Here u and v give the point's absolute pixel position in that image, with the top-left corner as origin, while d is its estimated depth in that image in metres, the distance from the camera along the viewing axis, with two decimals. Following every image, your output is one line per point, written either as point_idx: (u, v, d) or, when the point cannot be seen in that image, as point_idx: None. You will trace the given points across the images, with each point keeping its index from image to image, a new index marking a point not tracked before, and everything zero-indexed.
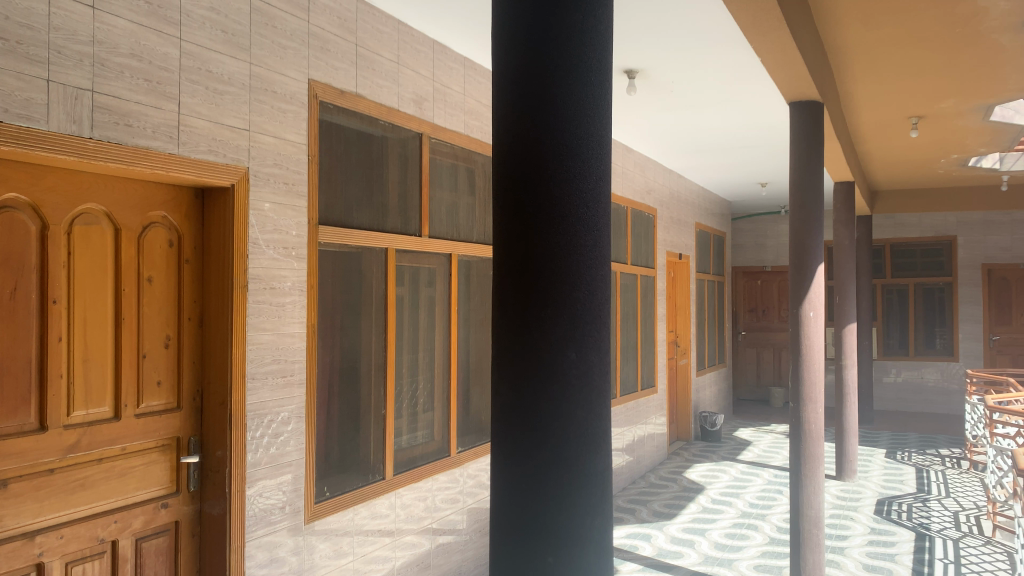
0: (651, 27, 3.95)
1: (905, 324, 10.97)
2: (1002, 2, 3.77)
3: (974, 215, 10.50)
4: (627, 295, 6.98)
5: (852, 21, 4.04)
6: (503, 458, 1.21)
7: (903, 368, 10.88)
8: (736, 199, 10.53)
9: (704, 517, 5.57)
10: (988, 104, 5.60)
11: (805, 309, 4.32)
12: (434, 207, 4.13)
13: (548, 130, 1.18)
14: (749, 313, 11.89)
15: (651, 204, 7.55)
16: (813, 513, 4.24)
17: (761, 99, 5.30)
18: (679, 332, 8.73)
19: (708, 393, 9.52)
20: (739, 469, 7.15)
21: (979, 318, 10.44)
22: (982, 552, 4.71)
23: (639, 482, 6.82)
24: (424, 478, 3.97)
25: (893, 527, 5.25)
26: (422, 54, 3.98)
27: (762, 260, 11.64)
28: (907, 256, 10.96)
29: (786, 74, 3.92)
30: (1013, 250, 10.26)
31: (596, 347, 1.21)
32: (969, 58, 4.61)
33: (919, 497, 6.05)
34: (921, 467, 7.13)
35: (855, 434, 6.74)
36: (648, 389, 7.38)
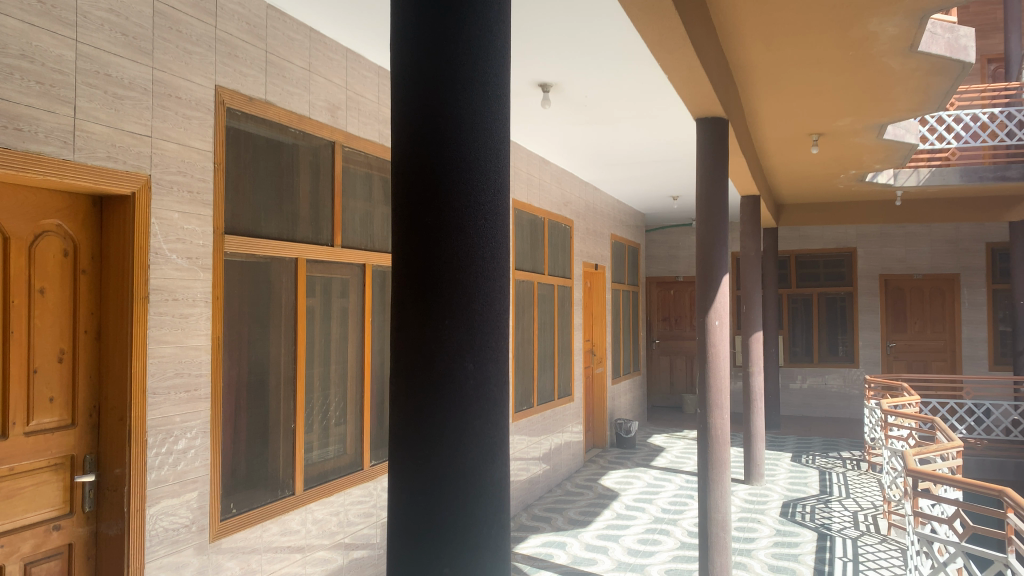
0: (562, 42, 4.03)
1: (810, 332, 11.42)
2: (890, 28, 4.00)
3: (872, 228, 11.06)
4: (544, 305, 7.04)
5: (754, 42, 4.21)
6: (399, 472, 1.21)
7: (808, 375, 11.30)
8: (650, 211, 10.79)
9: (618, 523, 5.66)
10: (882, 123, 5.91)
11: (712, 318, 4.45)
12: (347, 217, 4.08)
13: (444, 143, 1.19)
14: (662, 322, 12.17)
15: (567, 215, 7.66)
16: (721, 517, 4.35)
17: (671, 115, 5.46)
18: (594, 341, 8.87)
19: (623, 401, 9.69)
20: (653, 476, 7.30)
21: (876, 326, 10.99)
22: (879, 550, 4.95)
23: (556, 490, 6.87)
24: (336, 493, 3.91)
25: (797, 528, 5.44)
26: (334, 62, 3.94)
27: (674, 270, 11.95)
28: (811, 268, 11.43)
29: (692, 92, 4.05)
30: (907, 261, 10.85)
31: (492, 357, 1.23)
32: (864, 80, 4.86)
33: (821, 498, 6.30)
34: (823, 470, 7.44)
35: (761, 440, 6.97)
36: (564, 397, 7.45)
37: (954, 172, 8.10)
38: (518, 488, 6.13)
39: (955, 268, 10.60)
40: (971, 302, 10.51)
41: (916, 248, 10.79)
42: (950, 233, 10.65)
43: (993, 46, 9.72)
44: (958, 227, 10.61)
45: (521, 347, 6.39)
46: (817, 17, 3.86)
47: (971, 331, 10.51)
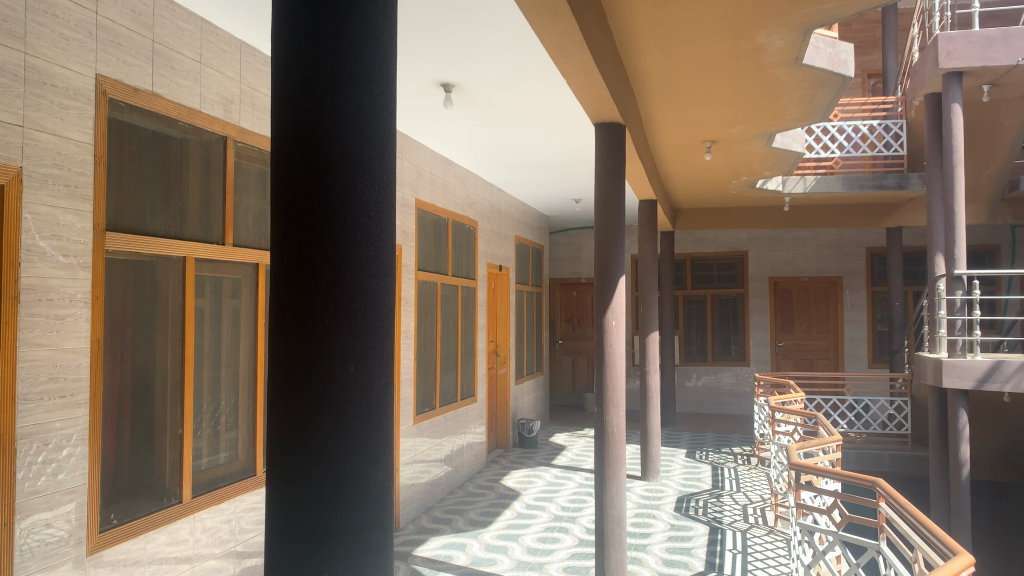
0: (462, 43, 4.02)
1: (704, 332, 11.80)
2: (777, 40, 4.18)
3: (762, 233, 11.53)
4: (447, 306, 7.00)
5: (650, 50, 4.32)
6: (277, 478, 1.17)
7: (702, 373, 11.69)
8: (553, 214, 10.92)
9: (518, 522, 5.70)
10: (771, 132, 6.17)
11: (609, 318, 4.54)
12: (240, 215, 3.95)
13: (326, 138, 1.17)
14: (565, 323, 12.33)
15: (471, 216, 7.65)
16: (617, 513, 4.45)
17: (572, 119, 5.54)
18: (498, 342, 8.89)
19: (526, 401, 9.76)
20: (552, 474, 7.39)
21: (766, 326, 11.47)
22: (766, 541, 5.16)
23: (457, 491, 6.85)
24: (227, 500, 3.78)
25: (690, 522, 5.62)
26: (226, 54, 3.80)
27: (577, 272, 12.13)
28: (706, 270, 11.83)
29: (591, 97, 4.11)
30: (795, 265, 11.38)
31: (376, 358, 1.21)
32: (754, 89, 5.05)
33: (713, 493, 6.53)
34: (716, 465, 7.70)
35: (657, 436, 7.16)
36: (467, 398, 7.43)
37: (837, 180, 8.54)
38: (419, 490, 6.08)
39: (837, 271, 11.18)
40: (852, 303, 11.12)
41: (803, 251, 11.32)
42: (833, 238, 11.23)
43: (872, 62, 10.31)
44: (840, 233, 11.20)
45: (423, 348, 6.34)
46: (709, 27, 3.98)
47: (852, 331, 11.10)
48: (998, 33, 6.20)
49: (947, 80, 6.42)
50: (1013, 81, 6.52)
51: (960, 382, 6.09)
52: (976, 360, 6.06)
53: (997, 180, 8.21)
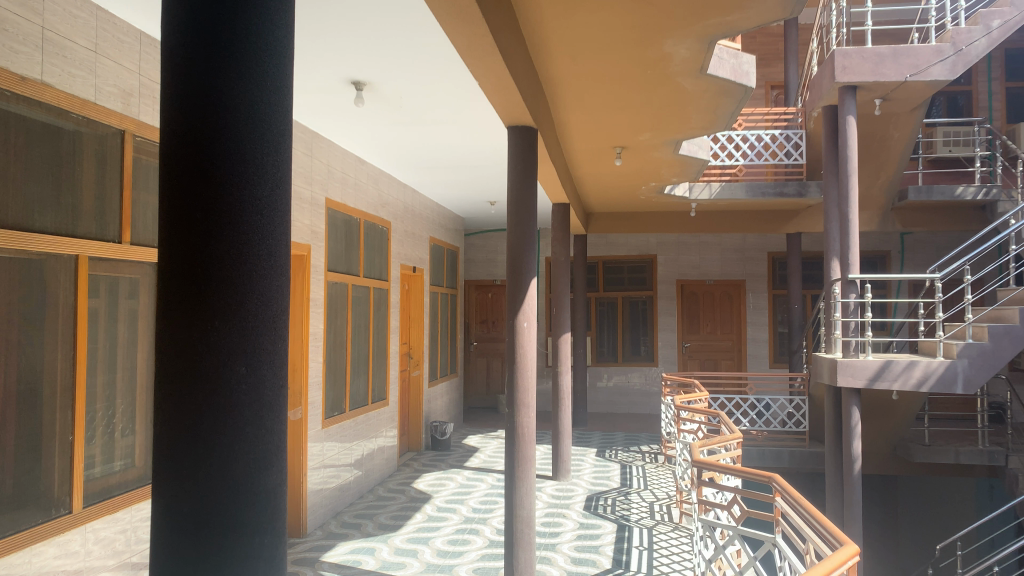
0: (374, 41, 3.98)
1: (614, 333, 12.02)
2: (683, 50, 4.30)
3: (671, 238, 11.84)
4: (359, 308, 6.91)
5: (562, 56, 4.37)
6: (164, 485, 1.18)
7: (613, 374, 11.90)
8: (468, 215, 10.92)
9: (429, 526, 5.68)
10: (677, 140, 6.36)
11: (520, 320, 4.56)
12: (139, 211, 3.79)
13: (218, 137, 1.20)
14: (480, 325, 12.34)
15: (384, 217, 7.57)
16: (526, 513, 4.47)
17: (484, 122, 5.56)
18: (412, 344, 8.82)
19: (440, 403, 9.73)
20: (465, 477, 7.38)
21: (674, 327, 11.77)
22: (671, 537, 5.29)
23: (368, 496, 6.77)
24: (121, 509, 3.62)
25: (599, 521, 5.71)
26: (125, 44, 3.65)
27: (491, 274, 12.16)
28: (617, 273, 12.06)
29: (503, 100, 4.13)
30: (701, 268, 11.73)
31: (267, 360, 1.23)
32: (661, 97, 5.19)
33: (621, 491, 6.66)
34: (625, 463, 7.86)
35: (568, 437, 7.24)
36: (378, 401, 7.35)
37: (740, 187, 8.85)
38: (327, 495, 5.97)
39: (741, 274, 11.60)
40: (754, 306, 11.55)
41: (708, 256, 11.70)
42: (738, 243, 11.64)
43: (775, 74, 10.74)
44: (744, 238, 11.62)
45: (332, 351, 6.23)
46: (618, 36, 4.07)
47: (754, 332, 11.53)
48: (888, 51, 6.55)
49: (843, 93, 6.73)
50: (902, 96, 6.90)
51: (853, 380, 6.39)
52: (868, 360, 6.38)
53: (887, 190, 8.68)
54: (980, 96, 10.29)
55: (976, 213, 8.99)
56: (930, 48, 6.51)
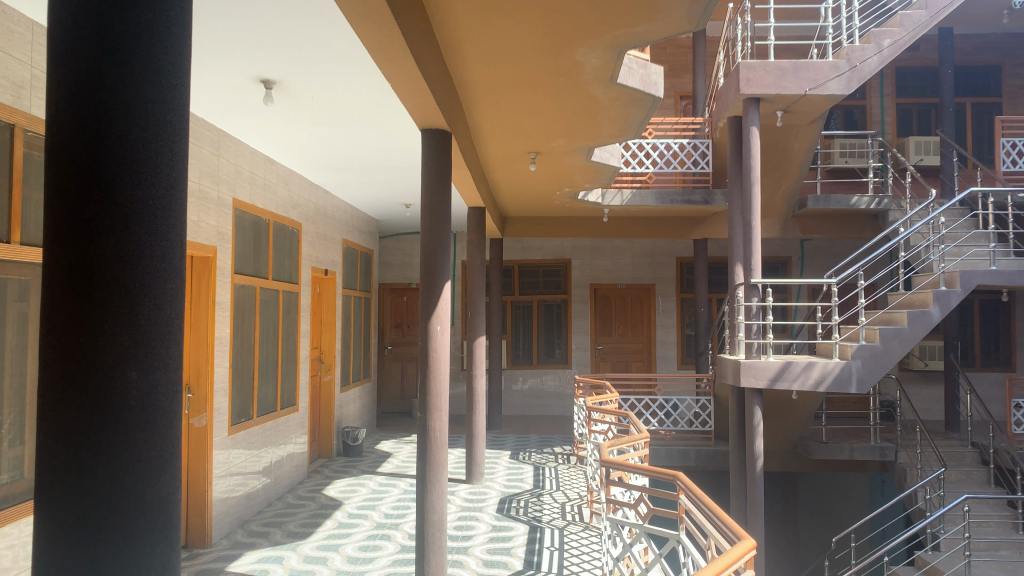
0: (283, 38, 3.91)
1: (529, 337, 12.10)
2: (594, 59, 4.39)
3: (584, 242, 12.03)
4: (267, 311, 6.74)
5: (475, 60, 4.40)
6: (46, 498, 1.14)
7: (528, 377, 11.97)
8: (383, 218, 10.82)
9: (338, 533, 5.60)
10: (590, 147, 6.48)
11: (434, 323, 4.55)
12: (28, 210, 3.61)
13: (109, 135, 1.19)
14: (394, 328, 12.23)
15: (295, 218, 7.42)
16: (437, 517, 4.46)
17: (397, 124, 5.54)
18: (323, 349, 8.67)
19: (352, 408, 9.59)
20: (377, 482, 7.31)
21: (587, 330, 11.96)
22: (581, 536, 5.37)
23: (276, 503, 6.61)
24: (7, 524, 3.43)
25: (511, 523, 5.75)
26: (16, 34, 3.47)
27: (407, 277, 12.07)
28: (532, 276, 12.16)
29: (416, 103, 4.13)
30: (613, 272, 11.97)
31: (159, 366, 1.22)
32: (573, 105, 5.29)
33: (534, 492, 6.73)
34: (538, 465, 7.94)
35: (482, 440, 7.25)
36: (287, 407, 7.19)
37: (650, 194, 9.08)
38: (234, 504, 5.80)
39: (651, 279, 11.90)
40: (663, 309, 11.87)
41: (621, 260, 11.95)
42: (648, 248, 11.95)
43: (684, 84, 11.07)
44: (654, 243, 11.93)
45: (240, 356, 6.06)
46: (531, 43, 4.12)
47: (663, 335, 11.85)
48: (790, 65, 6.85)
49: (747, 105, 6.99)
50: (802, 109, 7.22)
51: (756, 380, 6.63)
52: (769, 361, 6.64)
53: (788, 198, 9.06)
54: (873, 111, 10.87)
55: (869, 222, 9.49)
56: (827, 64, 6.84)
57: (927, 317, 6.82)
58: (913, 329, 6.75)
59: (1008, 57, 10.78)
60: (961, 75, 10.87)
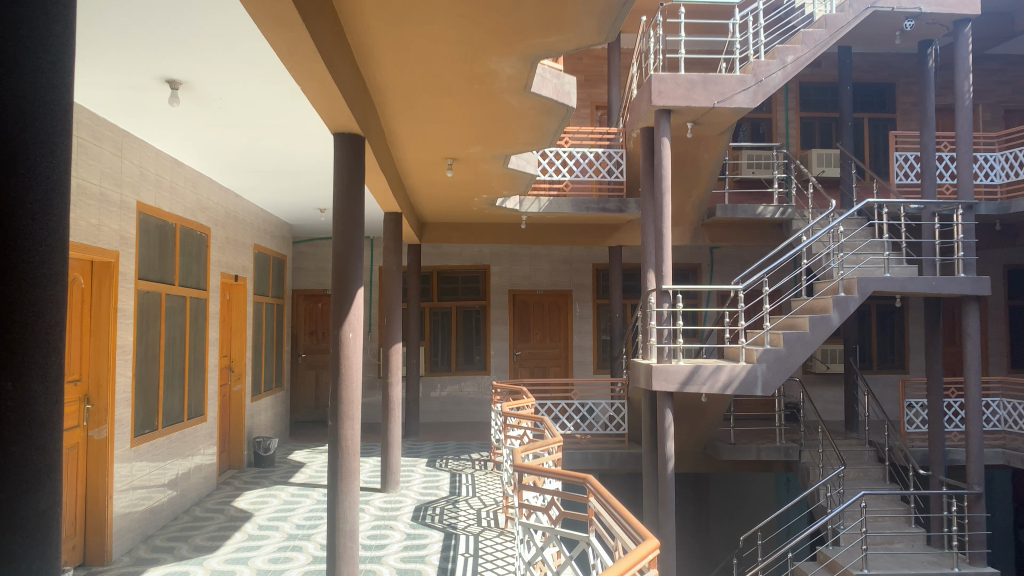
0: (188, 38, 3.80)
1: (448, 343, 12.05)
2: (507, 67, 4.43)
3: (503, 249, 12.10)
4: (174, 319, 6.52)
5: (389, 66, 4.37)
6: None
7: (446, 383, 11.91)
8: (297, 223, 10.62)
9: (248, 545, 5.45)
10: (506, 154, 6.52)
11: (346, 330, 4.45)
12: None
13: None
14: (308, 335, 12.00)
15: (203, 223, 7.22)
16: (349, 526, 4.43)
17: (311, 128, 5.46)
18: (233, 358, 8.43)
19: (264, 417, 9.36)
20: (289, 493, 7.15)
21: (505, 336, 12.01)
22: (496, 542, 5.39)
23: (183, 516, 6.40)
24: None
25: (426, 530, 5.72)
26: None
27: (322, 283, 11.88)
28: (450, 282, 12.15)
29: (326, 107, 4.08)
30: (531, 279, 12.07)
31: (34, 373, 1.24)
32: (488, 112, 5.31)
33: (449, 499, 6.71)
34: (454, 472, 7.93)
35: (398, 448, 7.19)
36: (195, 417, 6.97)
37: (567, 202, 9.20)
38: (136, 519, 5.59)
39: (568, 285, 12.07)
40: (580, 315, 12.04)
41: (538, 267, 12.07)
42: (565, 254, 12.12)
43: (599, 94, 11.27)
44: (571, 250, 12.10)
45: (144, 365, 5.84)
46: (444, 49, 4.12)
47: (580, 340, 12.02)
48: (699, 78, 7.06)
49: (659, 116, 7.19)
50: (711, 121, 7.45)
51: (666, 384, 6.80)
52: (679, 365, 6.82)
53: (698, 207, 9.34)
54: (779, 124, 11.30)
55: (775, 230, 9.87)
56: (735, 78, 7.08)
57: (828, 322, 7.11)
58: (814, 333, 7.03)
59: (901, 75, 11.42)
60: (859, 91, 11.43)
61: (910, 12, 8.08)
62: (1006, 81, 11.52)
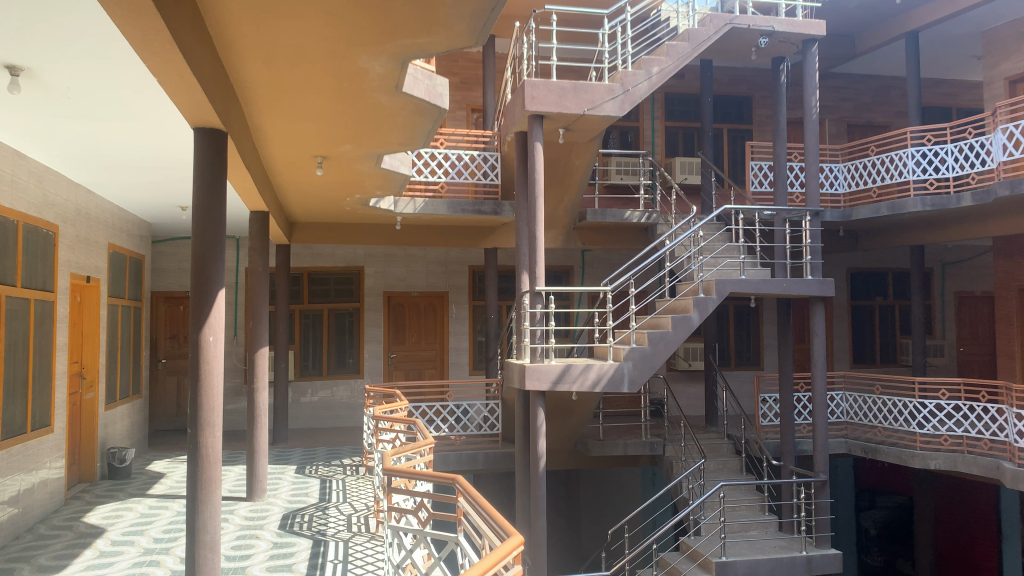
0: (30, 21, 3.54)
1: (320, 347, 11.78)
2: (378, 66, 4.39)
3: (377, 250, 11.96)
4: (15, 323, 6.05)
5: (254, 60, 4.23)
6: None
7: (318, 388, 11.63)
8: (158, 221, 10.10)
9: (99, 563, 5.14)
10: (378, 154, 6.44)
11: (206, 334, 4.26)
12: None
13: None
14: (169, 339, 11.45)
15: (49, 220, 6.74)
16: (210, 537, 4.30)
17: (170, 122, 5.20)
18: (85, 364, 7.90)
19: (118, 427, 8.83)
20: (146, 506, 6.79)
21: (380, 339, 11.86)
22: (366, 547, 5.32)
23: (24, 536, 5.94)
24: None
25: (294, 538, 5.57)
26: None
27: (183, 285, 11.34)
28: (322, 284, 11.87)
29: (185, 101, 3.90)
30: (406, 280, 11.99)
31: None
32: (359, 111, 5.23)
33: (319, 506, 6.57)
34: (324, 478, 7.76)
35: (264, 456, 6.96)
36: (40, 429, 6.49)
37: (442, 203, 9.17)
38: None
39: (444, 286, 12.07)
40: (455, 317, 12.07)
41: (413, 268, 12.01)
42: (441, 255, 12.10)
43: (475, 97, 11.35)
44: (447, 252, 12.10)
45: None
46: (311, 45, 4.04)
47: (456, 341, 12.05)
48: (570, 85, 7.24)
49: (532, 122, 7.32)
50: (582, 127, 7.65)
51: (539, 383, 6.91)
52: (551, 364, 6.94)
53: (570, 211, 9.55)
54: (645, 132, 11.74)
55: (641, 234, 10.26)
56: (603, 86, 7.30)
57: (689, 321, 7.45)
58: (676, 332, 7.35)
59: (757, 89, 12.13)
60: (720, 103, 12.04)
61: (764, 30, 8.56)
62: (849, 98, 12.45)
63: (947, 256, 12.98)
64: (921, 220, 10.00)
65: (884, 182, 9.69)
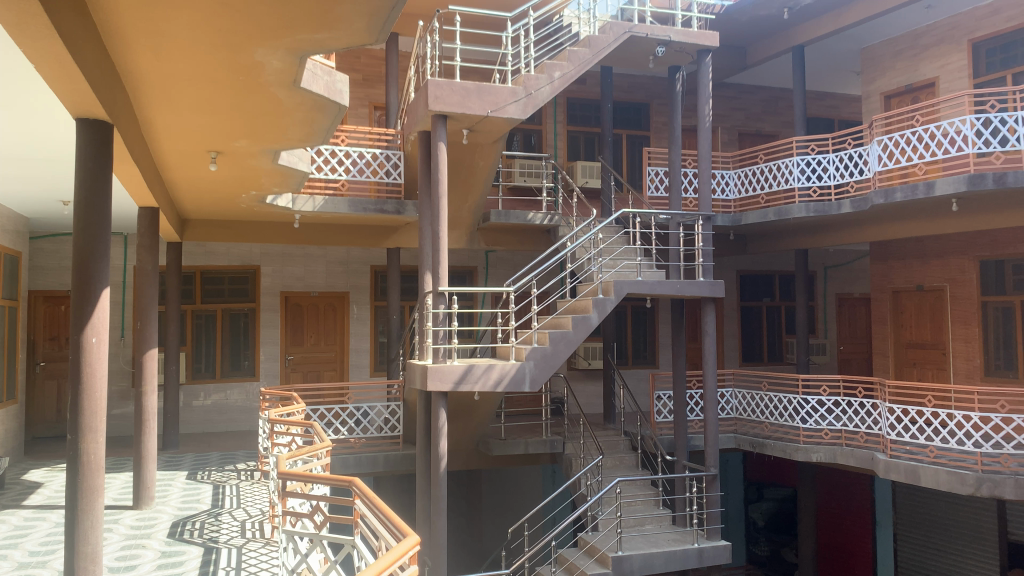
0: None
1: (212, 349, 11.39)
2: (274, 60, 4.29)
3: (275, 248, 11.66)
4: None
5: (141, 49, 4.06)
6: None
7: (211, 391, 11.24)
8: (36, 216, 9.54)
9: None
10: (275, 150, 6.28)
11: (89, 335, 4.05)
12: None
13: None
14: (49, 342, 10.84)
15: None
16: (90, 549, 4.09)
17: (50, 111, 4.92)
18: None
19: None
20: (21, 517, 6.40)
21: (277, 340, 11.57)
22: (259, 553, 5.19)
23: None
24: None
25: (183, 546, 5.37)
26: None
27: (64, 284, 10.75)
28: (216, 283, 11.48)
29: (66, 90, 3.70)
30: (305, 280, 11.74)
31: None
32: (254, 105, 5.09)
33: (211, 512, 6.35)
34: (217, 484, 7.51)
35: (153, 461, 6.69)
36: None
37: (343, 202, 9.02)
38: None
39: (344, 287, 11.88)
40: (356, 317, 11.89)
41: (312, 268, 11.77)
42: (341, 255, 11.91)
43: (377, 95, 11.23)
44: (347, 252, 11.93)
45: None
46: (204, 37, 3.91)
47: (356, 343, 11.88)
48: (473, 87, 7.26)
49: (435, 122, 7.30)
50: (485, 128, 7.68)
51: (442, 384, 6.87)
52: (454, 364, 6.91)
53: (473, 212, 9.56)
54: (548, 135, 11.90)
55: (542, 236, 10.39)
56: (507, 89, 7.36)
57: (587, 321, 7.61)
58: (576, 332, 7.49)
59: (654, 96, 12.50)
60: (619, 110, 12.33)
61: (661, 40, 8.82)
62: (740, 108, 12.99)
63: (829, 260, 13.70)
64: (806, 225, 10.52)
65: (772, 189, 10.12)
